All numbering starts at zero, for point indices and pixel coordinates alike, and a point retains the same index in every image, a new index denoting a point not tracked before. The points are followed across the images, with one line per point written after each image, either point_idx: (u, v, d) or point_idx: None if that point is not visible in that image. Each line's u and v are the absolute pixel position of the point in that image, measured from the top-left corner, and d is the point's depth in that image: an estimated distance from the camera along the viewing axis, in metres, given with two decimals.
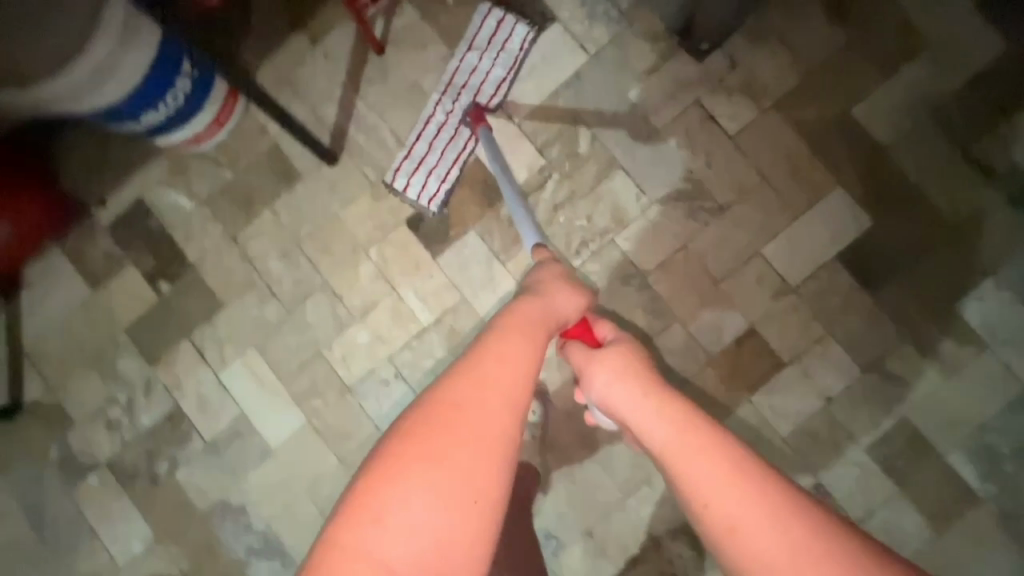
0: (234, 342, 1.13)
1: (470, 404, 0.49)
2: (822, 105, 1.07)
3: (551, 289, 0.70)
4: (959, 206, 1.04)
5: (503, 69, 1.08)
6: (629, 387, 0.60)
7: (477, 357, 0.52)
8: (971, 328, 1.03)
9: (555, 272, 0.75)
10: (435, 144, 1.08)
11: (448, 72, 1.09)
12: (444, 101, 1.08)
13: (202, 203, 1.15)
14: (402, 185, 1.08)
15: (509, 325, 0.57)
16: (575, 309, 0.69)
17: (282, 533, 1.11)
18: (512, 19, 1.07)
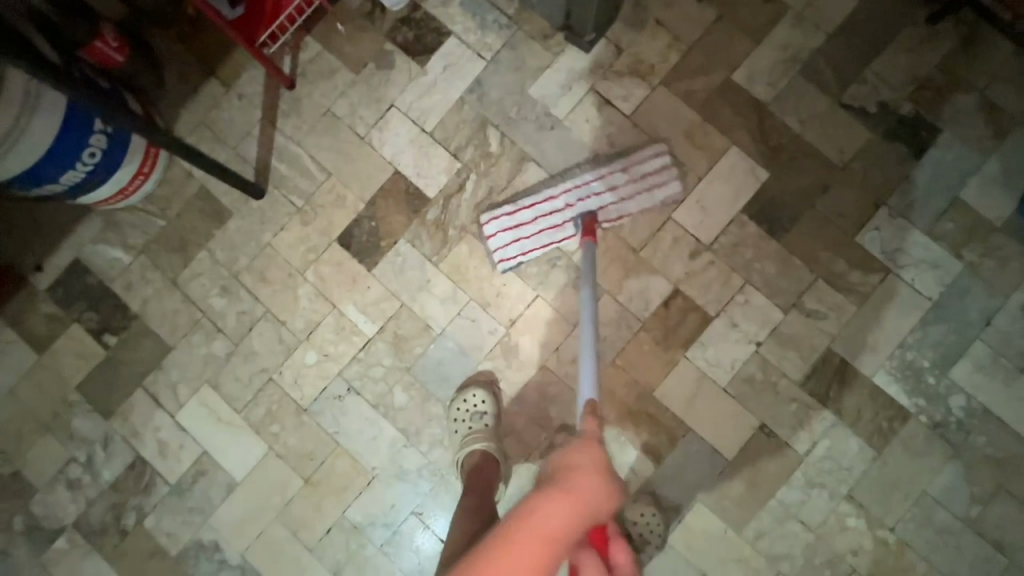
0: (187, 383, 1.15)
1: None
2: (705, 76, 1.15)
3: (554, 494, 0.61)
4: (842, 148, 1.13)
5: (636, 207, 1.10)
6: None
7: (544, 511, 0.58)
8: (873, 257, 1.10)
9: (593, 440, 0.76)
10: (539, 220, 1.10)
11: (593, 174, 1.10)
12: (570, 193, 1.10)
13: (139, 254, 1.18)
14: (489, 232, 1.11)
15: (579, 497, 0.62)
16: (601, 503, 0.63)
17: (258, 563, 1.11)
18: (675, 180, 1.10)
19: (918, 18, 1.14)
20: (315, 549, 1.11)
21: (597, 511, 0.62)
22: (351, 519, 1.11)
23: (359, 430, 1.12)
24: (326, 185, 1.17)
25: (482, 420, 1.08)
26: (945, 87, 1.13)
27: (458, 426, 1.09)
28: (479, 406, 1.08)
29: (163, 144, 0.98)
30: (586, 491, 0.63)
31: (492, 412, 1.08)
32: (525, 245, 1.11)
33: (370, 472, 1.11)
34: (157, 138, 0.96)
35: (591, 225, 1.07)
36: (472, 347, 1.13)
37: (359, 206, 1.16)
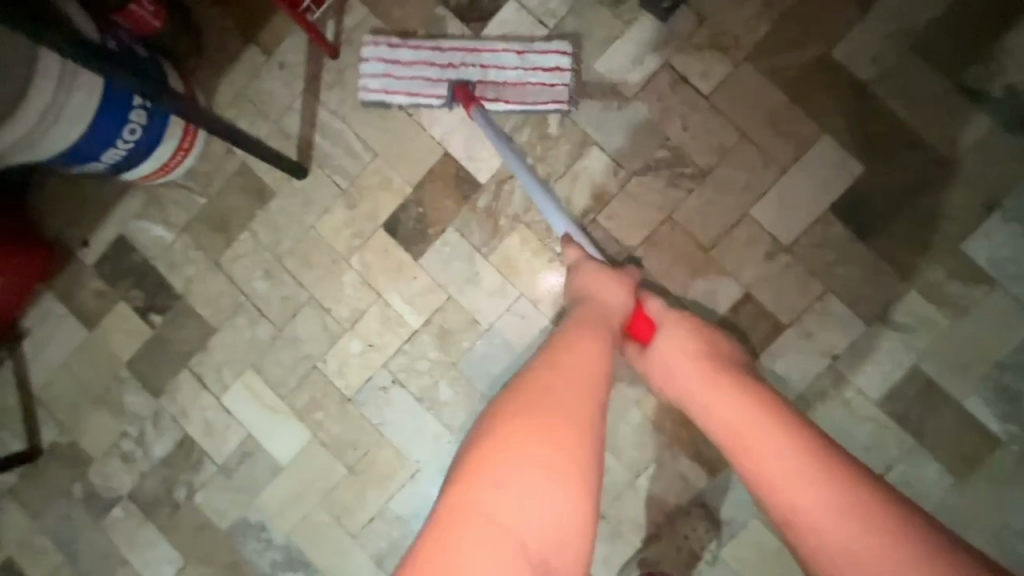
0: (231, 366, 1.14)
1: (570, 367, 0.66)
2: (798, 51, 1.01)
3: (594, 272, 0.86)
4: (954, 140, 0.98)
5: (515, 87, 1.01)
6: (684, 361, 0.77)
7: (562, 352, 0.68)
8: (978, 267, 0.98)
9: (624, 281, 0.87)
10: (416, 64, 1.02)
11: (484, 44, 1.02)
12: (457, 55, 1.02)
13: (181, 232, 1.15)
14: (365, 58, 1.03)
15: (581, 342, 0.70)
16: (623, 300, 0.83)
17: (303, 544, 1.13)
18: (565, 75, 1.00)
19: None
20: (358, 535, 1.11)
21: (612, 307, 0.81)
22: (393, 510, 1.10)
23: (403, 423, 1.10)
24: (371, 166, 1.10)
25: None
26: None
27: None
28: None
29: (203, 124, 0.91)
30: (612, 304, 0.82)
31: None
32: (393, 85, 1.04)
33: (414, 465, 1.10)
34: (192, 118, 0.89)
35: (466, 99, 0.99)
36: (521, 345, 1.08)
37: (406, 189, 1.08)
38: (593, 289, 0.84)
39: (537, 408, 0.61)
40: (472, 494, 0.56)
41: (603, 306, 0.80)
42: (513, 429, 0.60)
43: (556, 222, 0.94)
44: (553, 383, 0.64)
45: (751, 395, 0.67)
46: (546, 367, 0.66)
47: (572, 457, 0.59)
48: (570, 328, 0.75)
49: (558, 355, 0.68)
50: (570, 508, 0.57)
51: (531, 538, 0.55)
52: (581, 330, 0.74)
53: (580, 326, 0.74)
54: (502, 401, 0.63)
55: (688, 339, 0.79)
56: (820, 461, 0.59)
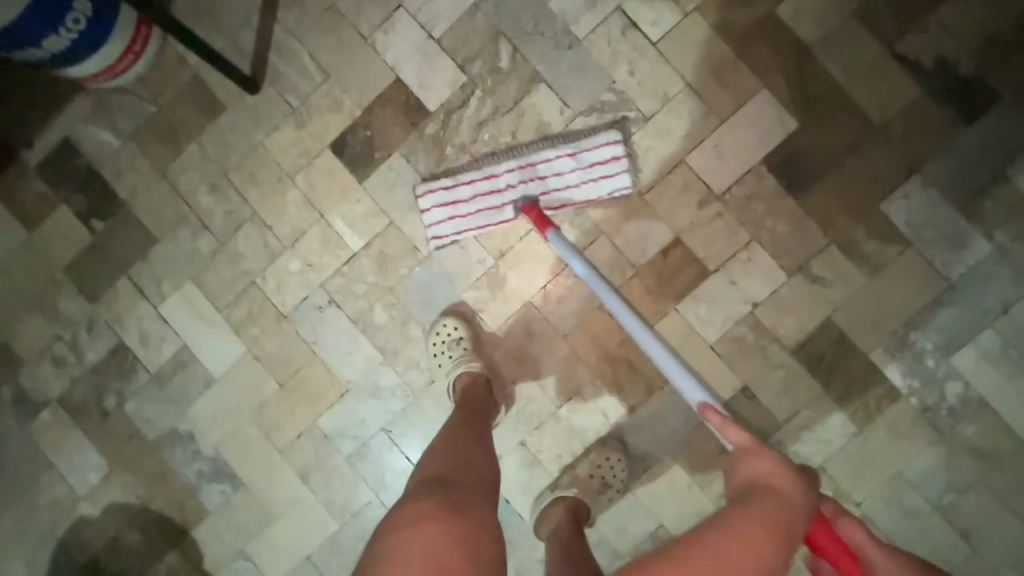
0: (170, 277, 1.14)
1: (715, 557, 0.56)
2: (746, 7, 1.04)
3: (761, 456, 0.71)
4: (884, 104, 1.02)
5: (580, 195, 1.02)
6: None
7: (716, 540, 0.58)
8: (895, 229, 1.02)
9: (801, 468, 0.73)
10: (477, 198, 1.03)
11: (538, 156, 1.01)
12: (513, 174, 1.01)
13: (128, 140, 1.14)
14: (424, 205, 1.05)
15: (744, 538, 0.59)
16: (808, 500, 0.68)
17: (229, 457, 1.14)
18: (623, 164, 1.00)
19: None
20: (285, 451, 1.13)
21: (794, 507, 0.65)
22: (321, 429, 1.12)
23: (337, 343, 1.11)
24: (323, 86, 1.10)
25: (458, 347, 1.05)
26: (1015, 47, 1.00)
27: (439, 359, 1.07)
28: (454, 335, 1.06)
29: (158, 20, 0.92)
30: (789, 494, 0.66)
31: (469, 340, 1.06)
32: (461, 222, 1.05)
33: (345, 385, 1.12)
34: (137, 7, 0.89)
35: (531, 213, 1.00)
36: (458, 275, 1.10)
37: (356, 112, 1.10)
38: (764, 479, 0.68)
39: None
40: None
41: (776, 501, 0.65)
42: (647, 574, 0.55)
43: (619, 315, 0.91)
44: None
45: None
46: (700, 546, 0.57)
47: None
48: (741, 507, 0.64)
49: (720, 547, 0.58)
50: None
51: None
52: (756, 516, 0.62)
53: (754, 518, 0.62)
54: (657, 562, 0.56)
55: (878, 546, 0.76)
56: None
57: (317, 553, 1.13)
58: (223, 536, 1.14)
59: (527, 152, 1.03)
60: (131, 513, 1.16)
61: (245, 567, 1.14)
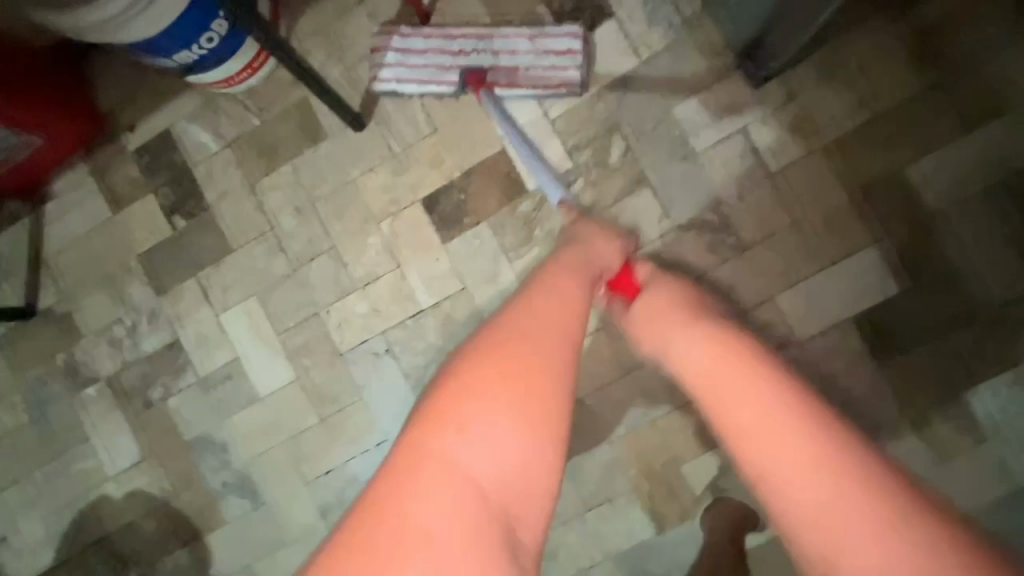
0: (238, 289, 1.15)
1: (538, 328, 0.58)
2: (875, 159, 1.00)
3: (591, 232, 0.82)
4: (996, 291, 0.98)
5: (528, 80, 1.01)
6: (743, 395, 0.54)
7: (533, 307, 0.60)
8: (975, 419, 0.99)
9: (591, 227, 0.84)
10: (430, 52, 1.03)
11: (497, 30, 1.01)
12: (468, 40, 1.02)
13: (226, 146, 1.15)
14: (381, 46, 1.05)
15: (557, 295, 0.63)
16: (613, 256, 0.78)
17: (257, 475, 1.16)
18: (577, 61, 1.00)
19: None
20: (312, 483, 1.14)
21: (604, 264, 0.75)
22: (351, 470, 1.13)
23: (385, 393, 1.11)
24: (429, 139, 1.09)
25: None
26: None
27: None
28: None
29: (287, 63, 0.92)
30: (598, 256, 0.76)
31: None
32: (405, 76, 1.04)
33: (383, 435, 1.12)
34: (273, 47, 0.88)
35: (473, 81, 1.01)
36: None
37: (455, 172, 1.08)
38: (586, 245, 0.77)
39: (482, 393, 0.54)
40: (435, 442, 0.52)
41: (588, 260, 0.73)
42: (469, 375, 0.55)
43: (547, 186, 1.00)
44: (498, 371, 0.54)
45: (791, 421, 0.51)
46: (495, 340, 0.57)
47: (546, 442, 0.54)
48: (556, 274, 0.67)
49: (531, 313, 0.60)
50: (541, 465, 0.54)
51: (490, 481, 0.52)
52: (564, 283, 0.66)
53: (562, 276, 0.67)
54: (459, 369, 0.55)
55: (725, 344, 0.59)
56: (792, 403, 0.52)
57: None
58: (235, 549, 1.16)
59: (490, 27, 1.03)
60: (153, 505, 1.18)
61: None
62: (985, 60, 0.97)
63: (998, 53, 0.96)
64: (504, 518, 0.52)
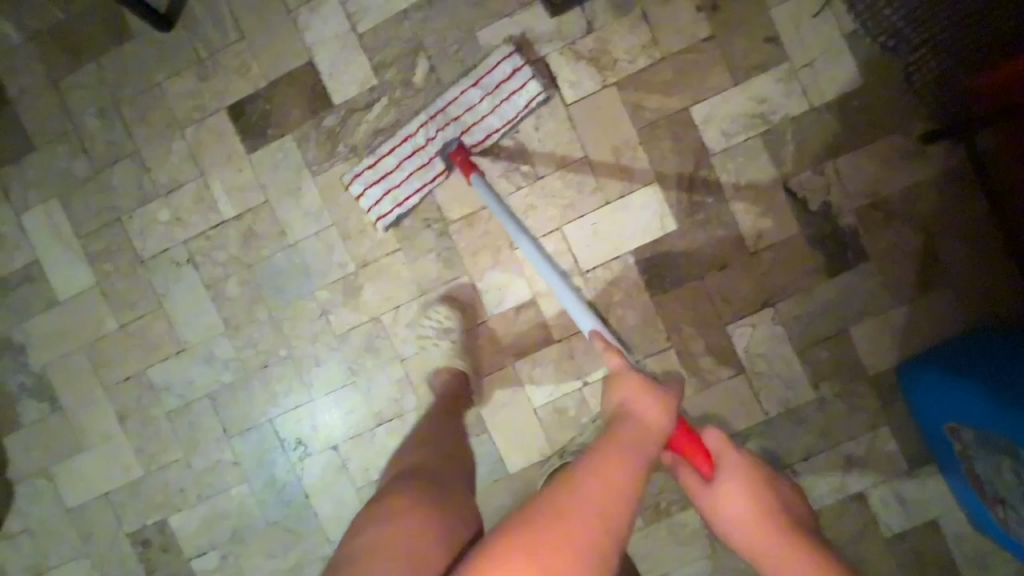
0: (39, 189, 1.12)
1: (585, 517, 0.43)
2: (665, 97, 1.03)
3: (630, 383, 0.58)
4: (761, 232, 1.03)
5: (499, 121, 1.01)
6: (746, 507, 0.56)
7: (580, 490, 0.44)
8: (734, 351, 1.05)
9: (635, 379, 0.59)
10: (404, 164, 1.02)
11: (444, 97, 1.01)
12: (429, 127, 1.01)
13: (29, 39, 1.10)
14: (357, 191, 1.03)
15: (608, 455, 0.48)
16: (671, 421, 0.57)
17: (54, 379, 1.15)
18: (526, 76, 1.00)
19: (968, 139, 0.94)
20: (109, 389, 1.14)
21: (659, 432, 0.55)
22: (149, 378, 1.13)
23: (185, 301, 1.12)
24: (235, 46, 1.07)
25: (447, 336, 1.04)
26: (895, 213, 1.01)
27: (424, 342, 1.06)
28: (443, 323, 1.05)
29: None
30: (647, 419, 0.55)
31: (458, 328, 1.05)
32: (399, 193, 1.04)
33: (181, 344, 1.12)
34: None
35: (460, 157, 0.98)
36: (317, 271, 1.09)
37: (261, 81, 1.07)
38: (626, 406, 0.56)
39: (562, 541, 0.41)
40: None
41: (639, 427, 0.53)
42: None
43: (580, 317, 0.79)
44: (591, 535, 0.43)
45: None
46: (571, 495, 0.44)
47: None
48: (600, 453, 0.48)
49: (584, 508, 0.43)
50: None
51: None
52: (614, 456, 0.48)
53: (618, 450, 0.49)
54: (510, 531, 0.42)
55: (776, 537, 0.53)
56: None
57: (116, 492, 1.16)
58: (31, 452, 1.16)
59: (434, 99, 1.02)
60: None
61: (45, 485, 1.17)
62: (768, 6, 1.01)
63: (778, 1, 1.00)
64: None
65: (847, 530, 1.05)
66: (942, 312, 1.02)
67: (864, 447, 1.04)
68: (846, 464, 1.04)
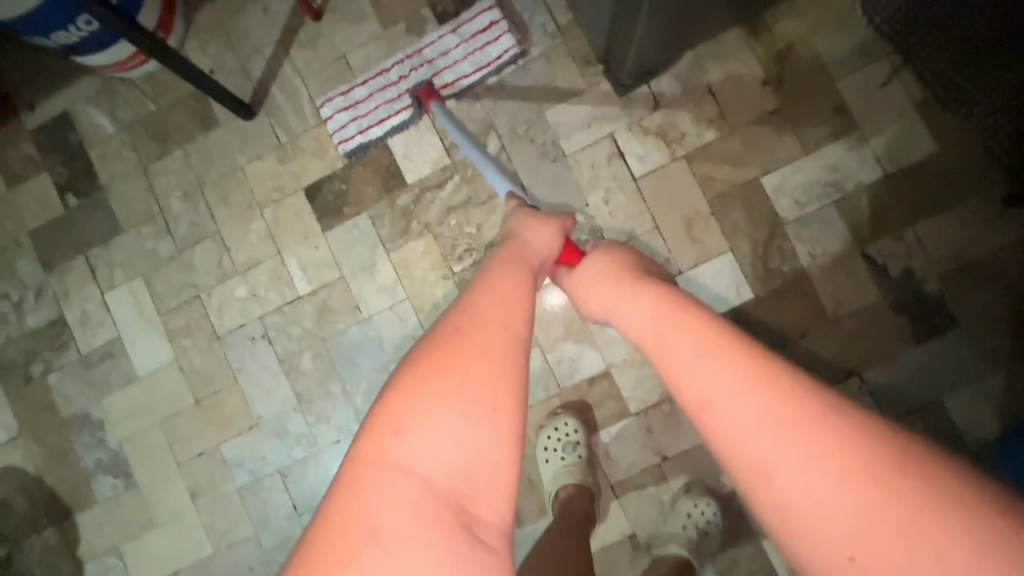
0: (124, 269, 1.17)
1: (490, 306, 0.47)
2: (734, 168, 1.04)
3: (529, 223, 0.71)
4: (841, 300, 1.01)
5: (471, 66, 1.06)
6: (604, 280, 0.61)
7: (482, 294, 0.49)
8: None
9: (527, 214, 0.75)
10: (374, 95, 1.07)
11: (423, 42, 1.07)
12: (403, 65, 1.07)
13: (121, 129, 1.17)
14: (326, 115, 1.09)
15: (497, 263, 0.56)
16: (551, 244, 0.68)
17: (130, 454, 1.16)
18: (503, 28, 1.04)
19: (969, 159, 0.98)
20: (182, 464, 1.15)
21: (541, 254, 0.66)
22: (221, 453, 1.14)
23: (259, 376, 1.13)
24: (314, 131, 1.13)
25: (575, 451, 1.02)
26: (985, 279, 0.98)
27: (548, 455, 1.03)
28: (570, 436, 1.03)
29: (165, 59, 0.94)
30: (532, 246, 0.66)
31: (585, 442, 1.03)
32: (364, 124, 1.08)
33: (254, 419, 1.13)
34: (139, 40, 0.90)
35: (423, 96, 1.03)
36: (390, 344, 1.10)
37: (337, 163, 1.12)
38: (521, 237, 0.68)
39: (459, 356, 0.43)
40: (374, 462, 0.41)
41: (522, 248, 0.63)
42: (404, 404, 0.42)
43: (495, 180, 0.91)
44: (500, 321, 0.46)
45: (742, 339, 0.42)
46: (461, 319, 0.46)
47: (478, 414, 0.42)
48: (490, 263, 0.56)
49: (481, 296, 0.48)
50: (489, 454, 0.42)
51: (442, 480, 0.41)
52: (502, 261, 0.57)
53: (504, 261, 0.57)
54: (409, 369, 0.43)
55: (648, 294, 0.52)
56: (752, 349, 0.41)
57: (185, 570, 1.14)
58: (104, 528, 1.17)
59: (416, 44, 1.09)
60: (25, 482, 1.18)
61: (115, 563, 1.16)
62: (834, 78, 1.02)
63: (844, 72, 1.02)
64: (456, 507, 0.40)
65: None
66: None
67: None
68: None
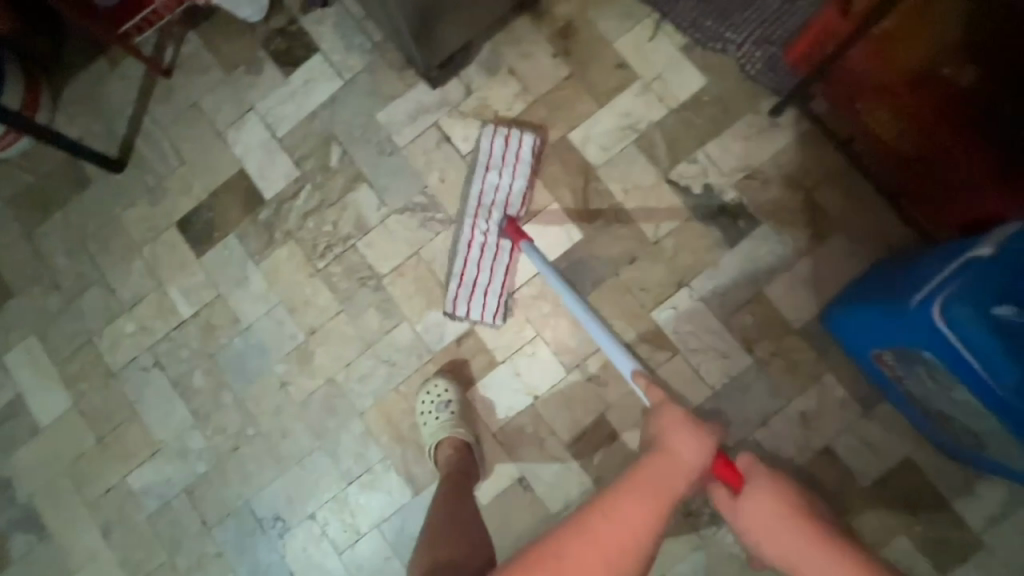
0: (18, 329, 1.25)
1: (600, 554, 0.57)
2: (545, 130, 1.18)
3: (671, 417, 0.69)
4: (658, 224, 1.13)
5: (522, 180, 1.10)
6: (781, 536, 0.60)
7: (605, 515, 0.59)
8: (664, 333, 1.12)
9: (673, 416, 0.69)
10: (482, 264, 1.09)
11: (473, 193, 1.10)
12: (478, 223, 1.09)
13: (5, 204, 1.28)
14: (464, 311, 1.10)
15: (642, 480, 0.62)
16: (703, 457, 0.66)
17: (41, 506, 1.19)
18: (520, 137, 1.11)
19: (896, 155, 1.02)
20: (92, 503, 1.18)
21: (689, 472, 0.65)
22: (129, 484, 1.18)
23: (156, 401, 1.19)
24: (178, 171, 1.25)
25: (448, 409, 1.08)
26: (772, 180, 1.12)
27: (425, 418, 1.09)
28: (443, 395, 1.09)
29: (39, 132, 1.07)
30: (687, 459, 0.65)
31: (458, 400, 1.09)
32: (483, 285, 1.10)
33: (156, 445, 1.18)
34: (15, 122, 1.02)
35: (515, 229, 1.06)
36: (272, 347, 1.18)
37: (202, 195, 1.24)
38: (666, 439, 0.67)
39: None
40: None
41: (672, 462, 0.65)
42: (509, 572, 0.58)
43: (592, 328, 0.91)
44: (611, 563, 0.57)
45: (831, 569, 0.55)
46: (575, 537, 0.58)
47: None
48: (625, 491, 0.61)
49: (604, 530, 0.58)
50: None
51: None
52: (642, 483, 0.62)
53: (642, 482, 0.62)
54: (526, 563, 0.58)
55: (815, 538, 0.58)
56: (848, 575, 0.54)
57: None
58: None
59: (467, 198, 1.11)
60: None
61: None
62: (611, 39, 1.18)
63: (619, 34, 1.18)
64: None
65: (822, 486, 1.07)
66: (839, 255, 1.09)
67: (815, 402, 1.08)
68: (803, 422, 1.08)
